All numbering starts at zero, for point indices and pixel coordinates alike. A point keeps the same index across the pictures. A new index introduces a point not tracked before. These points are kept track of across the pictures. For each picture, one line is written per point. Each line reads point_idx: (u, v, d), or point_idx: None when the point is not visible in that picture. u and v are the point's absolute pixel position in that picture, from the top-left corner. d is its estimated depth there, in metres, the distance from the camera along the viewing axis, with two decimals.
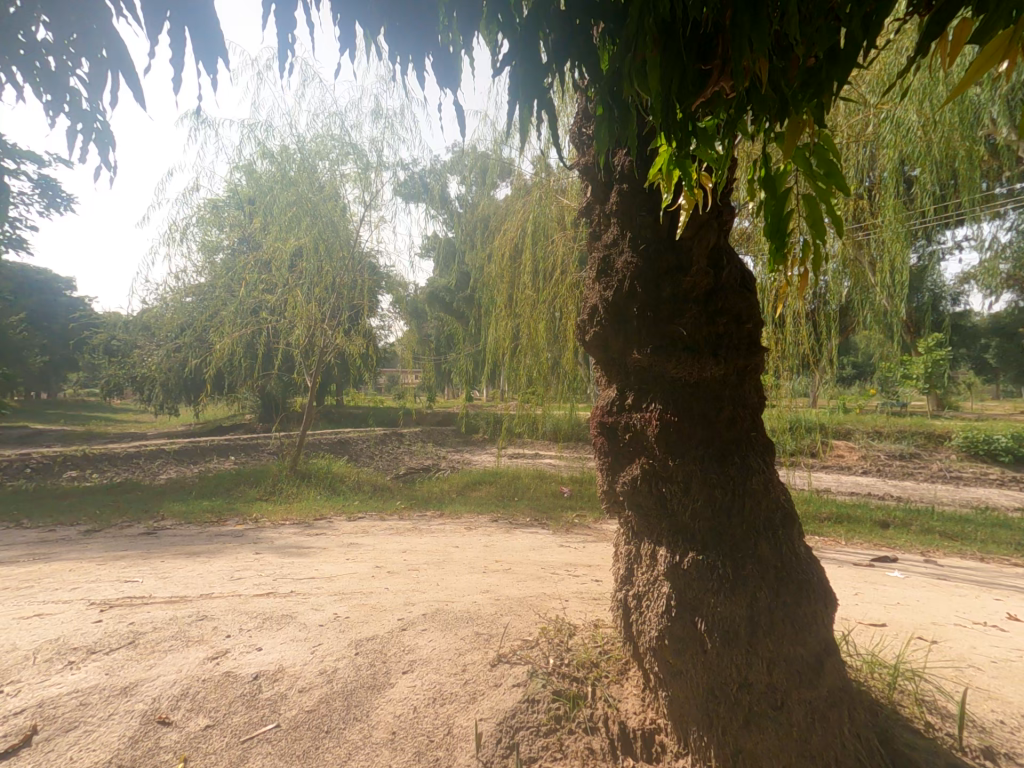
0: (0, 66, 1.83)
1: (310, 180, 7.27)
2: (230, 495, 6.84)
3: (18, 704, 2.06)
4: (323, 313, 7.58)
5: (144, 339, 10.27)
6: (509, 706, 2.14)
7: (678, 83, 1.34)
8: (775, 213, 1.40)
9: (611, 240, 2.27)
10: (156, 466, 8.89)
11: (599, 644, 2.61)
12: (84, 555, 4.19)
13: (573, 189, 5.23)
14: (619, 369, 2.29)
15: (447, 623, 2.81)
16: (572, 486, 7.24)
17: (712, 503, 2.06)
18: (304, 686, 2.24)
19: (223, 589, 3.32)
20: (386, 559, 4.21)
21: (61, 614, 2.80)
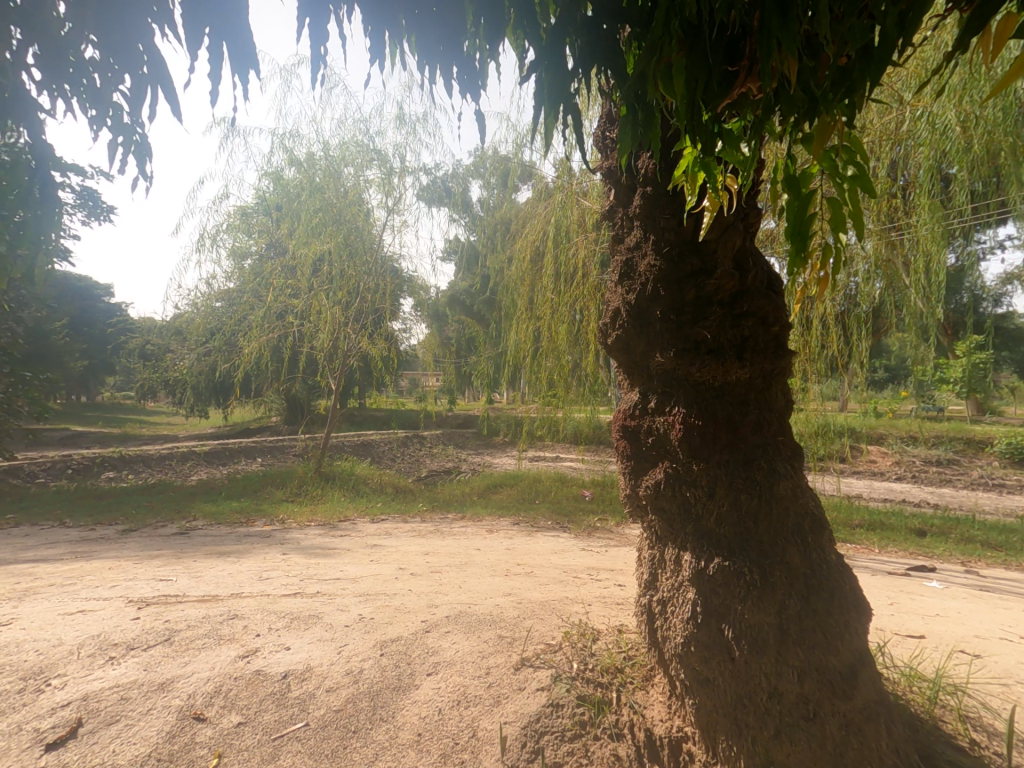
0: (50, 85, 1.92)
1: (335, 187, 7.42)
2: (258, 496, 7.00)
3: (64, 697, 2.15)
4: (347, 317, 7.71)
5: (175, 343, 10.60)
6: (533, 710, 2.14)
7: (704, 84, 1.32)
8: (797, 215, 1.36)
9: (634, 243, 2.25)
10: (187, 467, 9.16)
11: (623, 649, 2.60)
12: (122, 553, 4.35)
13: (594, 191, 5.22)
14: (641, 371, 2.27)
15: (471, 625, 2.82)
16: (594, 489, 7.20)
17: (738, 508, 2.03)
18: (331, 686, 2.28)
19: (253, 588, 3.41)
20: (410, 560, 4.25)
21: (102, 610, 2.91)
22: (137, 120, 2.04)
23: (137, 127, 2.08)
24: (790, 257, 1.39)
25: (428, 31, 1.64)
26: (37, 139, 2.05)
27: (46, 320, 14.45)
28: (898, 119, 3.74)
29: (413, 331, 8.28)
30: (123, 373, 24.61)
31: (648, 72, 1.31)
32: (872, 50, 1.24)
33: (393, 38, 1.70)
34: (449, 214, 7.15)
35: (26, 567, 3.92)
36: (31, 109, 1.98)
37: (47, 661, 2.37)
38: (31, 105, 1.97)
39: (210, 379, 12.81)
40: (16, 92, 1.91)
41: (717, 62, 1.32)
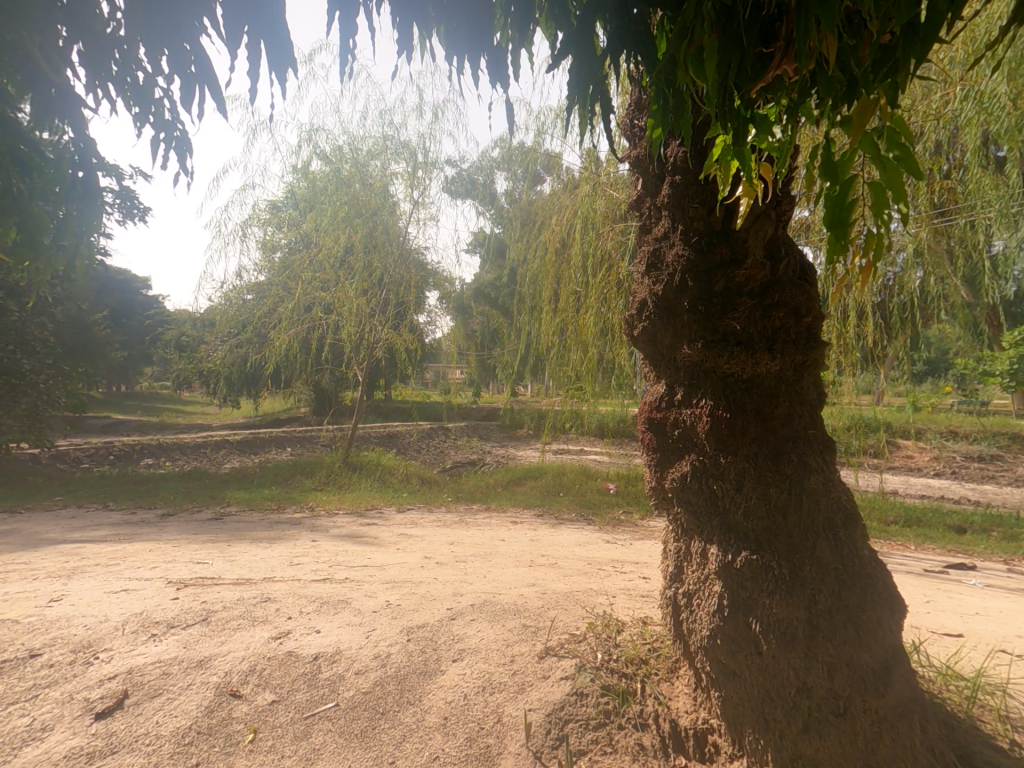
0: (94, 86, 2.00)
1: (361, 180, 7.52)
2: (289, 485, 7.18)
3: (112, 670, 2.27)
4: (373, 309, 7.81)
5: (208, 335, 10.91)
6: (558, 699, 2.18)
7: (736, 66, 1.30)
8: (836, 203, 1.30)
9: (662, 233, 2.23)
10: (221, 456, 9.47)
11: (648, 641, 2.60)
12: (161, 537, 4.52)
13: (622, 181, 5.15)
14: (667, 363, 2.25)
15: (495, 614, 2.86)
16: (618, 482, 7.17)
17: (767, 502, 2.01)
18: (359, 669, 2.34)
19: (284, 574, 3.51)
20: (436, 550, 4.32)
21: (144, 590, 3.04)
22: (177, 117, 2.11)
23: (178, 123, 2.16)
24: (828, 246, 1.33)
25: (457, 21, 1.66)
26: (79, 134, 2.11)
27: (89, 312, 15.06)
28: (944, 97, 3.56)
29: (438, 323, 8.32)
30: (163, 363, 25.54)
31: (679, 55, 1.30)
32: (917, 27, 1.19)
33: (422, 31, 1.72)
34: (475, 205, 7.15)
35: (73, 547, 4.11)
36: (74, 105, 2.04)
37: (95, 635, 2.48)
38: (75, 101, 2.03)
39: (241, 371, 13.14)
40: (63, 90, 1.97)
41: (751, 44, 1.30)
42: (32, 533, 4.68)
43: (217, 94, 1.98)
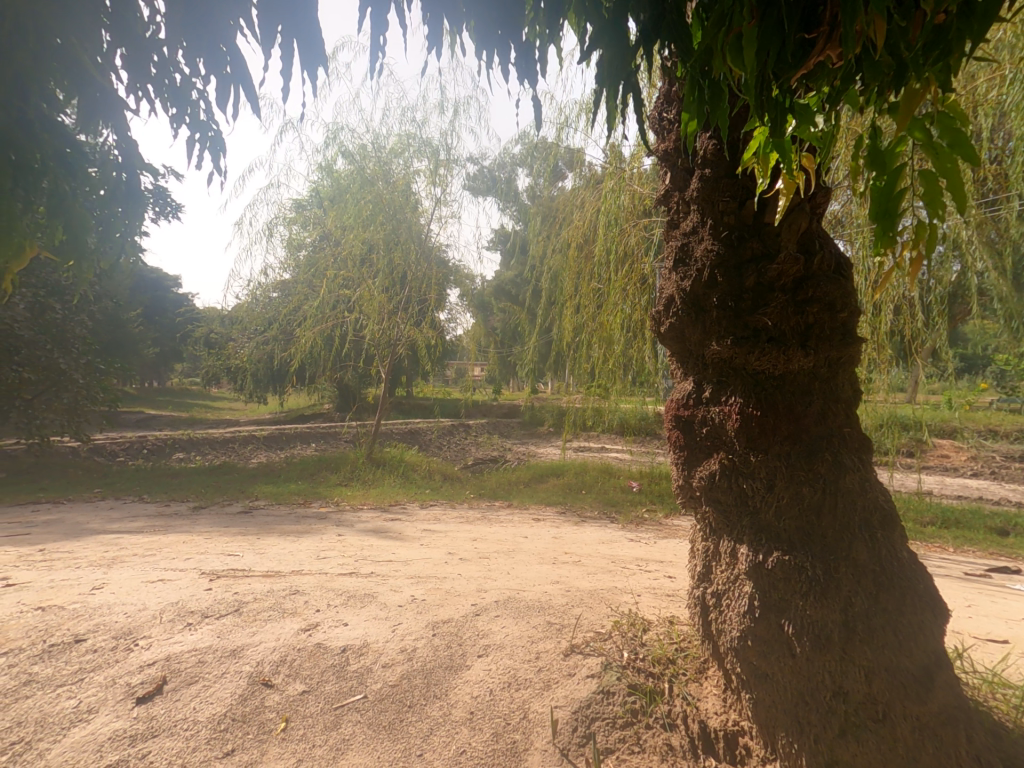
0: (134, 89, 2.06)
1: (384, 178, 7.55)
2: (314, 480, 7.30)
3: (151, 656, 2.34)
4: (396, 306, 7.88)
5: (236, 333, 11.15)
6: (584, 696, 2.18)
7: (777, 53, 1.27)
8: (884, 193, 1.26)
9: (690, 228, 2.18)
10: (248, 450, 9.67)
11: (675, 640, 2.57)
12: (194, 529, 4.64)
13: (647, 176, 5.08)
14: (695, 360, 2.21)
15: (520, 610, 2.87)
16: (641, 480, 7.10)
17: (800, 501, 1.97)
18: (387, 662, 2.38)
19: (311, 567, 3.57)
20: (459, 546, 4.34)
21: (179, 581, 3.12)
22: (212, 117, 2.16)
23: (213, 123, 2.21)
24: (875, 238, 1.29)
25: (487, 16, 1.65)
26: (121, 136, 2.17)
27: (123, 311, 15.56)
28: (988, 82, 3.42)
29: (459, 320, 8.36)
30: (194, 360, 26.17)
31: (718, 43, 1.27)
32: (974, 5, 1.13)
33: (453, 25, 1.72)
34: (497, 202, 7.15)
35: (112, 537, 4.25)
36: (117, 108, 2.09)
37: (134, 623, 2.56)
38: (117, 104, 2.09)
39: (267, 367, 13.39)
40: (106, 93, 2.03)
41: (794, 28, 1.27)
42: (74, 524, 4.85)
43: (250, 94, 2.02)
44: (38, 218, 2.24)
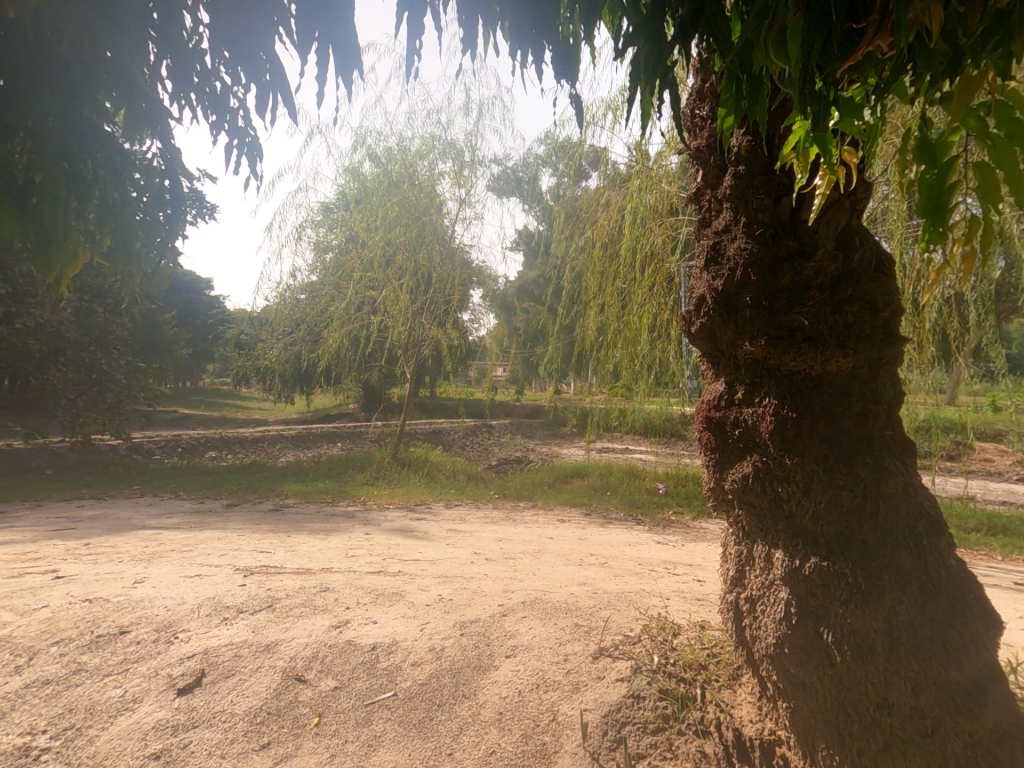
0: (177, 98, 2.12)
1: (410, 180, 7.61)
2: (342, 478, 7.41)
3: (190, 649, 2.40)
4: (421, 306, 7.95)
5: (265, 334, 11.41)
6: (613, 700, 2.16)
7: (822, 45, 1.24)
8: (933, 187, 1.21)
9: (722, 226, 2.14)
10: (277, 449, 9.88)
11: (707, 646, 2.53)
12: (228, 526, 4.75)
13: (675, 175, 5.01)
14: (728, 360, 2.16)
15: (547, 612, 2.85)
16: (667, 482, 7.01)
17: (838, 506, 1.92)
18: (416, 661, 2.39)
19: (340, 564, 3.63)
20: (485, 546, 4.35)
21: (214, 576, 3.20)
22: (250, 124, 2.21)
23: (251, 129, 2.26)
24: (924, 233, 1.24)
25: (522, 16, 1.65)
26: (165, 144, 2.24)
27: (159, 313, 16.11)
28: None
29: (482, 321, 8.39)
30: (225, 360, 26.89)
31: (761, 36, 1.25)
32: None
33: (488, 24, 1.71)
34: (522, 202, 7.15)
35: (150, 533, 4.38)
36: (162, 117, 2.16)
37: (174, 616, 2.64)
38: (162, 114, 2.15)
39: (294, 368, 13.66)
40: (152, 102, 2.09)
41: (841, 19, 1.23)
42: (116, 519, 5.03)
43: (287, 100, 2.05)
44: (88, 225, 2.34)
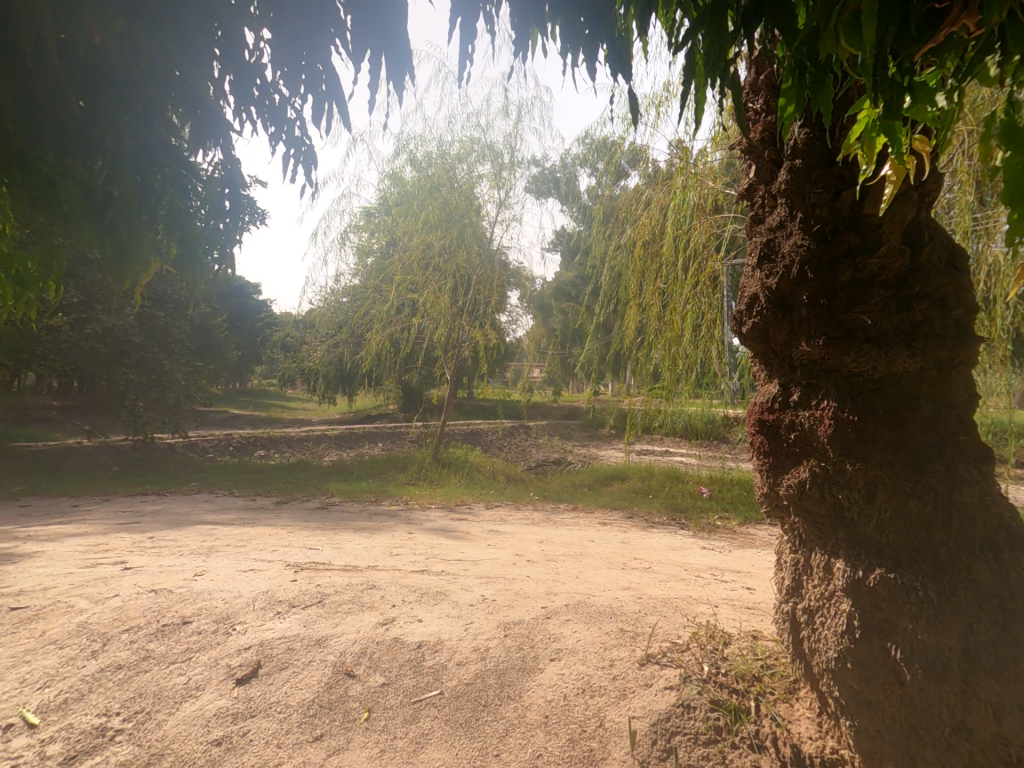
0: (238, 111, 2.21)
1: (449, 183, 7.72)
2: (384, 478, 7.58)
3: (247, 641, 2.49)
4: (461, 308, 8.04)
5: (309, 337, 11.80)
6: (662, 709, 2.11)
7: (898, 27, 1.17)
8: (1020, 175, 1.12)
9: (777, 222, 2.05)
10: (321, 448, 10.20)
11: (760, 657, 2.44)
12: (278, 522, 4.93)
13: (719, 170, 4.88)
14: (782, 361, 2.08)
15: (591, 616, 2.82)
16: (712, 486, 6.84)
17: (905, 515, 1.82)
18: (461, 660, 2.41)
19: (386, 563, 3.70)
20: (526, 547, 4.36)
21: (268, 571, 3.32)
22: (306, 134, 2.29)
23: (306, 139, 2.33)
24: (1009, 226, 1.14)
25: (575, 15, 1.63)
26: (227, 156, 2.34)
27: (212, 317, 16.93)
28: None
29: (519, 322, 8.42)
30: (271, 361, 27.99)
31: (829, 22, 1.19)
32: None
33: (540, 25, 1.71)
34: (560, 203, 7.13)
35: (208, 527, 4.60)
36: (224, 129, 2.26)
37: (232, 609, 2.75)
38: (224, 126, 2.24)
39: (336, 369, 14.05)
40: (215, 115, 2.19)
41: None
42: (177, 514, 5.31)
43: (342, 109, 2.11)
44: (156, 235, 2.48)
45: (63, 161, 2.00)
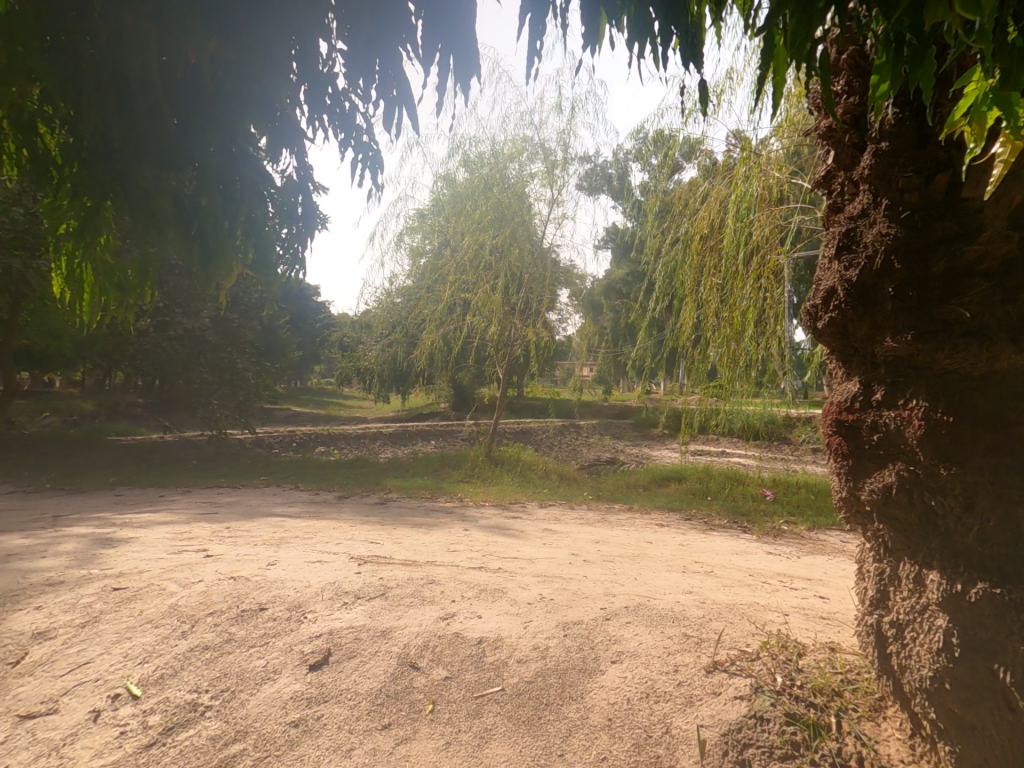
0: (310, 119, 2.30)
1: (501, 183, 7.76)
2: (439, 474, 7.72)
3: (317, 629, 2.59)
4: (512, 307, 8.07)
5: (365, 337, 12.20)
6: (733, 718, 2.03)
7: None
8: None
9: (858, 210, 1.92)
10: (377, 445, 10.52)
11: (839, 670, 2.30)
12: (341, 516, 5.12)
13: (783, 159, 4.67)
14: (863, 358, 1.95)
15: (652, 619, 2.75)
16: (776, 489, 6.55)
17: (1012, 525, 1.66)
18: (521, 658, 2.41)
19: (444, 558, 3.76)
20: (581, 547, 4.31)
21: (334, 562, 3.45)
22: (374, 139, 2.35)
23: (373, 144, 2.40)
24: None
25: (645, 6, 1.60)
26: (301, 162, 2.44)
27: (275, 319, 17.84)
28: None
29: (569, 320, 8.36)
30: (328, 360, 29.18)
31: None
32: None
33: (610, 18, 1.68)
34: (613, 198, 7.03)
35: (278, 519, 4.84)
36: (298, 137, 2.34)
37: (302, 597, 2.87)
38: (298, 134, 2.33)
39: (390, 369, 14.47)
40: (290, 123, 2.27)
41: None
42: (250, 505, 5.62)
43: (410, 112, 2.15)
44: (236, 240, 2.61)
45: (158, 176, 2.11)
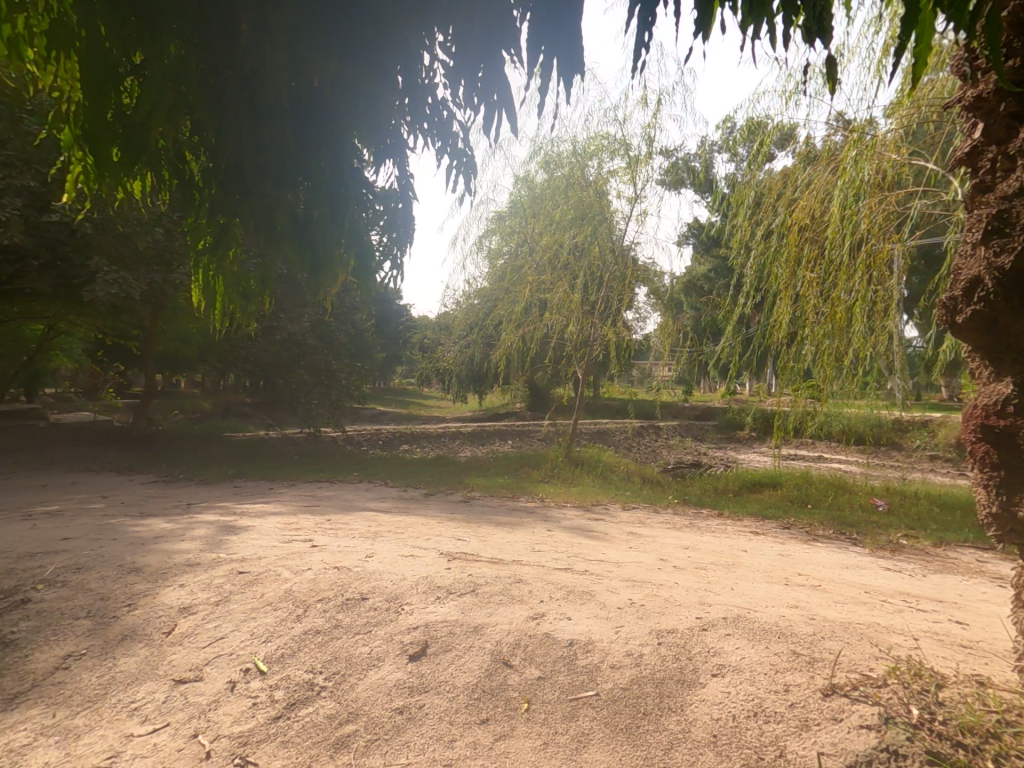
0: (411, 130, 2.38)
1: (581, 182, 7.70)
2: (520, 474, 7.79)
3: (414, 621, 2.67)
4: (592, 307, 7.97)
5: (445, 339, 12.60)
6: (863, 750, 1.88)
7: None
8: None
9: (1012, 188, 1.68)
10: (457, 444, 10.81)
11: (992, 706, 2.03)
12: (429, 513, 5.30)
13: (900, 138, 4.25)
14: (1018, 355, 1.71)
15: (754, 633, 2.58)
16: (890, 500, 5.97)
17: None
18: (615, 663, 2.35)
19: (529, 558, 3.77)
20: (671, 553, 4.16)
21: (425, 557, 3.56)
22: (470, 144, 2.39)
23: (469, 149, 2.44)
24: None
25: None
26: (403, 171, 2.52)
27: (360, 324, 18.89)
28: None
29: (647, 319, 8.13)
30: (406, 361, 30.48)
31: None
32: None
33: None
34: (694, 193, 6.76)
35: (372, 513, 5.09)
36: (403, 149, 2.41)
37: (398, 589, 2.98)
38: (403, 147, 2.40)
39: (467, 370, 14.83)
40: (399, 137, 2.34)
41: None
42: (347, 499, 5.97)
43: (508, 114, 2.15)
44: None
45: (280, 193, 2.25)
